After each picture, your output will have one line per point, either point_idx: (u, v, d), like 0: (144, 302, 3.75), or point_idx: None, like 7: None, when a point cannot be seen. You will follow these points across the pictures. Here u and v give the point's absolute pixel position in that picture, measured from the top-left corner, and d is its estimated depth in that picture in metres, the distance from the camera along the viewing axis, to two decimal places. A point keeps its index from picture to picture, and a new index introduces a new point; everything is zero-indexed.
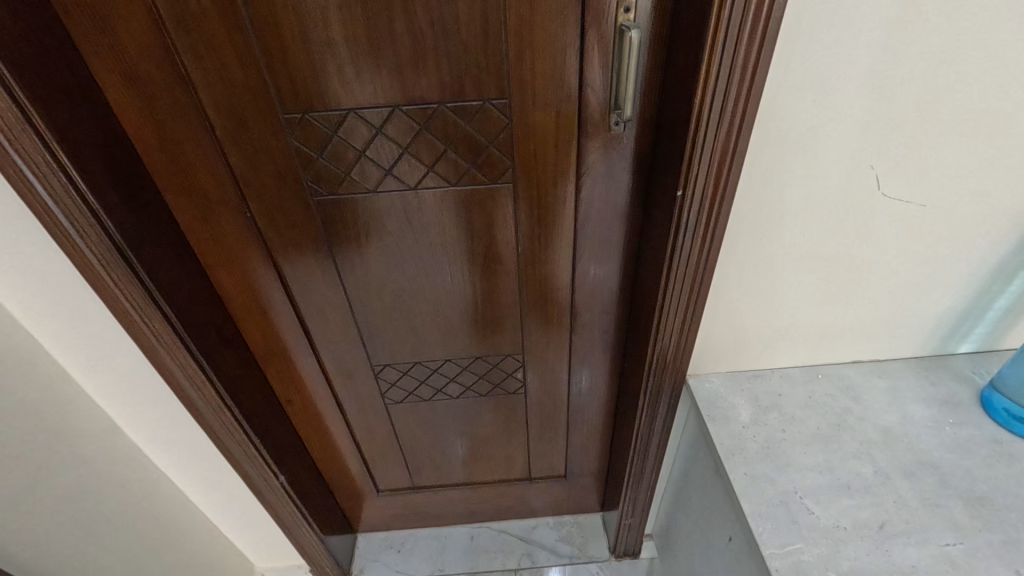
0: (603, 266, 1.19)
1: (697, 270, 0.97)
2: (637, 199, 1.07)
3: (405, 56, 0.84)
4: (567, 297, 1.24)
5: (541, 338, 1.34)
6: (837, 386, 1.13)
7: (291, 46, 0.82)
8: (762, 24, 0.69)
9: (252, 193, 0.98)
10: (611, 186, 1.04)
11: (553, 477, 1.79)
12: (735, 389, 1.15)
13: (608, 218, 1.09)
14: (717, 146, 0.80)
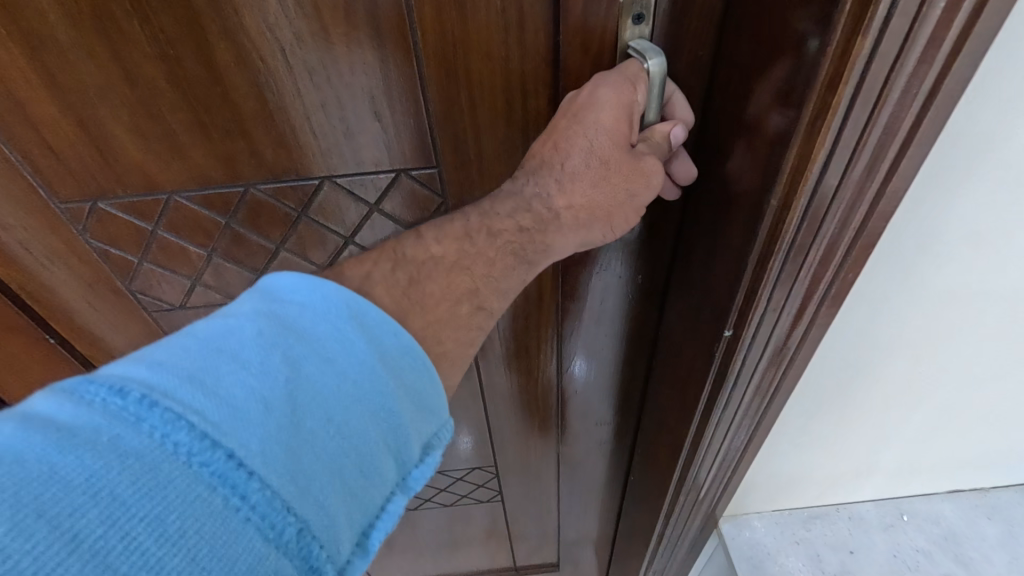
0: (595, 364, 0.87)
1: (749, 419, 0.63)
2: (643, 288, 0.74)
3: (248, 112, 0.48)
4: (555, 401, 0.93)
5: (520, 441, 1.02)
6: (929, 535, 0.83)
7: (32, 97, 0.46)
8: (934, 82, 0.31)
9: (48, 311, 0.62)
10: (608, 279, 0.72)
11: (546, 567, 1.51)
12: (786, 539, 0.84)
13: (602, 313, 0.77)
14: (804, 281, 0.45)
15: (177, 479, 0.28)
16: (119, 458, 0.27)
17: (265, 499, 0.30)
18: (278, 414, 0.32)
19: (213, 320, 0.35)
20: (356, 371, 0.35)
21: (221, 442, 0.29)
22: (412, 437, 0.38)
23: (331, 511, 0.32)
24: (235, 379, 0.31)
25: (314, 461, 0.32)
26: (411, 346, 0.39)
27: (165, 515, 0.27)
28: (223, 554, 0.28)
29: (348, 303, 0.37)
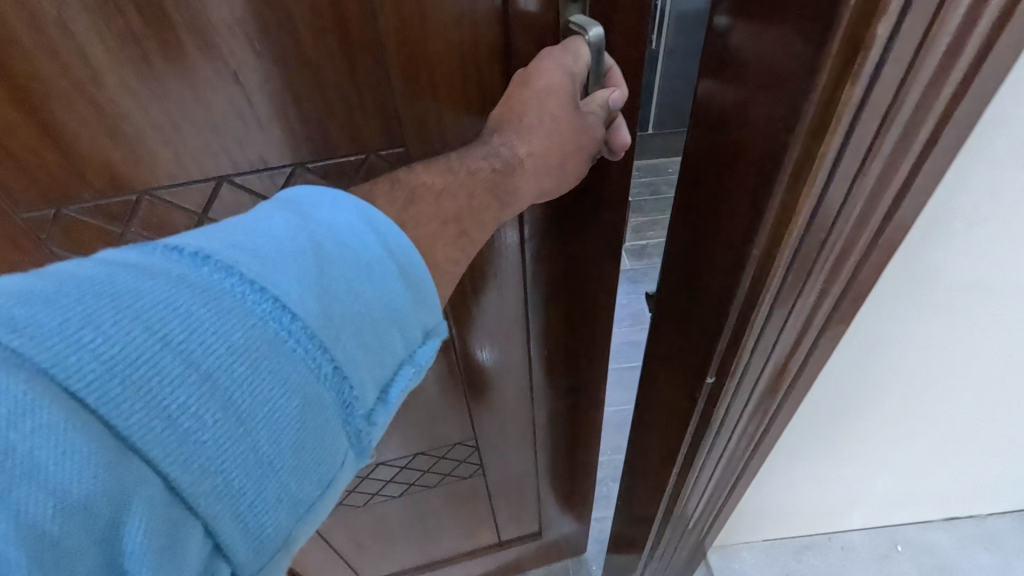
0: (504, 388, 0.75)
1: (745, 444, 0.60)
2: (538, 289, 0.66)
3: (170, 77, 0.41)
4: (467, 447, 0.81)
5: (443, 495, 0.89)
6: (924, 565, 0.85)
7: None
8: (957, 88, 0.28)
9: None
10: (501, 289, 0.63)
11: None
12: (774, 570, 0.87)
13: (501, 330, 0.67)
14: (794, 322, 0.43)
15: (234, 312, 0.28)
16: (180, 285, 0.28)
17: (307, 337, 0.30)
18: (312, 272, 0.31)
19: (244, 214, 0.34)
20: (379, 250, 0.35)
21: (264, 285, 0.29)
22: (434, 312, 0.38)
23: (360, 370, 0.32)
24: (267, 241, 0.31)
25: (349, 318, 0.32)
26: (414, 258, 0.36)
27: (228, 332, 0.28)
28: (273, 372, 0.29)
29: (359, 208, 0.35)
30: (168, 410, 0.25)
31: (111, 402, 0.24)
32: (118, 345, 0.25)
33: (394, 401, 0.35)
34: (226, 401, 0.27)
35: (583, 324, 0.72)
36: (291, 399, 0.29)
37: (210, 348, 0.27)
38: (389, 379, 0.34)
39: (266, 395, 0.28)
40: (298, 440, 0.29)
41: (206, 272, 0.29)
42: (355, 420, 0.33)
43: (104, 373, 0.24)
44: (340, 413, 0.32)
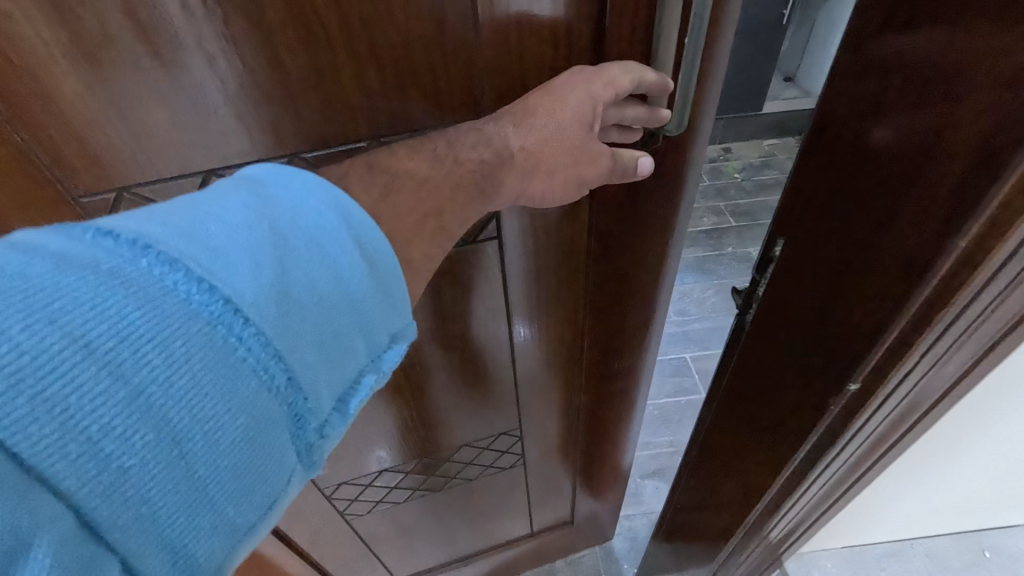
0: (526, 391, 0.63)
1: (864, 455, 0.48)
2: (547, 283, 0.53)
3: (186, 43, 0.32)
4: (480, 452, 0.69)
5: (452, 499, 0.74)
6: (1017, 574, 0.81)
7: None
8: None
9: None
10: (499, 290, 0.51)
11: None
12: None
13: (516, 329, 0.56)
14: (980, 327, 0.34)
15: (174, 316, 0.21)
16: (110, 280, 0.21)
17: (261, 349, 0.23)
18: (271, 268, 0.25)
19: (191, 193, 0.27)
20: (344, 241, 0.28)
21: (211, 283, 0.23)
22: (399, 313, 0.30)
23: (320, 386, 0.26)
24: (222, 229, 0.24)
25: (309, 324, 0.26)
26: (382, 250, 0.29)
27: (169, 341, 0.21)
28: (221, 392, 0.22)
29: (328, 194, 0.29)
30: (88, 434, 0.19)
31: (22, 430, 0.17)
32: (38, 354, 0.18)
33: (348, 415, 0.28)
34: (157, 424, 0.20)
35: (612, 306, 0.58)
36: (233, 419, 0.22)
37: (139, 358, 0.20)
38: (343, 389, 0.28)
39: (207, 415, 0.22)
40: (237, 466, 0.23)
41: (139, 264, 0.22)
42: (305, 438, 0.26)
43: (16, 391, 0.17)
44: (286, 429, 0.25)
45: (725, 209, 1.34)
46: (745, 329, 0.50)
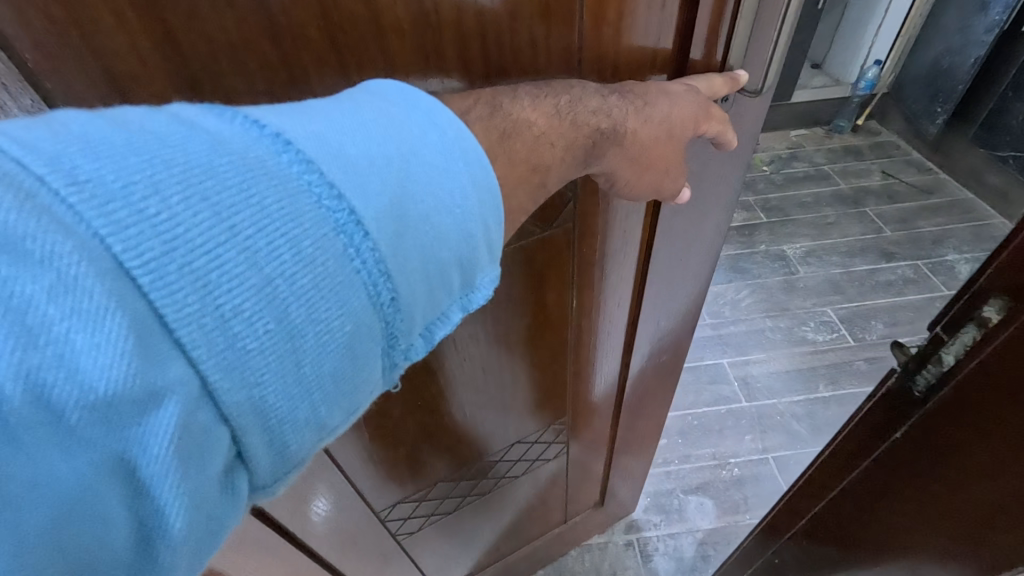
0: (576, 399, 0.54)
1: None
2: (608, 275, 0.43)
3: (329, 49, 0.25)
4: (517, 464, 0.57)
5: (487, 512, 0.60)
6: None
7: None
8: None
9: None
10: (548, 291, 0.41)
11: None
12: None
13: (568, 329, 0.46)
14: None
15: (303, 216, 0.17)
16: (252, 169, 0.17)
17: (375, 267, 0.19)
18: (392, 191, 0.20)
19: (322, 100, 0.21)
20: (461, 167, 0.21)
21: (338, 189, 0.18)
22: (491, 255, 0.23)
23: (417, 320, 0.21)
24: (357, 130, 0.20)
25: (417, 254, 0.20)
26: (488, 204, 0.22)
27: (296, 239, 0.17)
28: (335, 301, 0.18)
29: (448, 132, 0.22)
30: (218, 307, 0.15)
31: (168, 290, 0.15)
32: (185, 222, 0.15)
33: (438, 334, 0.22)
34: (277, 313, 0.17)
35: (675, 279, 0.47)
36: (342, 324, 0.18)
37: (267, 241, 0.17)
38: (437, 310, 0.22)
39: (321, 315, 0.18)
40: (338, 371, 0.19)
41: (274, 152, 0.18)
42: (394, 357, 0.21)
43: (164, 255, 0.15)
44: (380, 346, 0.20)
45: (754, 203, 1.30)
46: (922, 400, 0.29)
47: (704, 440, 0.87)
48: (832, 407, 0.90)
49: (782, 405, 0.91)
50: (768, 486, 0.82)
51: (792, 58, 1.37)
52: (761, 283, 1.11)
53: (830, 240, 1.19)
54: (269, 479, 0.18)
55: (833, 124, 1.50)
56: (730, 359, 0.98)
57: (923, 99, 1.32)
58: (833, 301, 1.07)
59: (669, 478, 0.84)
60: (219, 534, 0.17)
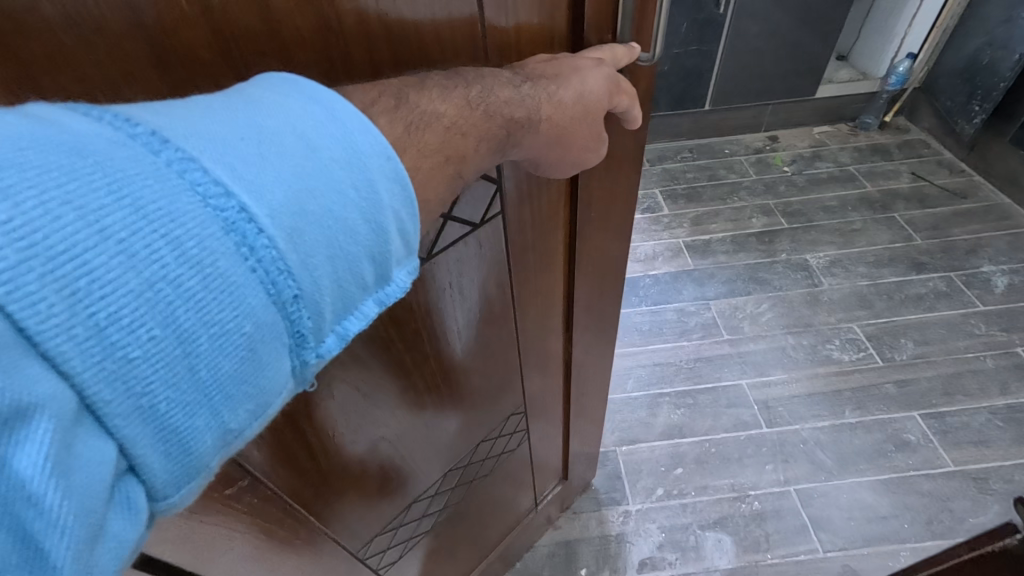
0: (528, 381, 0.54)
1: None
2: (538, 255, 0.43)
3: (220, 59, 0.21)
4: (485, 463, 0.56)
5: (462, 520, 0.59)
6: None
7: None
8: None
9: None
10: (488, 285, 0.40)
11: None
12: None
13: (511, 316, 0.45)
14: None
15: (185, 214, 0.15)
16: (119, 170, 0.15)
17: (275, 267, 0.16)
18: (290, 185, 0.17)
19: (215, 96, 0.18)
20: (370, 152, 0.19)
21: (227, 183, 0.16)
22: (407, 247, 0.21)
23: (331, 323, 0.19)
24: (243, 126, 0.17)
25: (327, 252, 0.18)
26: (400, 202, 0.20)
27: (177, 241, 0.15)
28: (228, 307, 0.16)
29: (357, 126, 0.19)
30: (90, 314, 0.13)
31: (27, 300, 0.12)
32: (40, 225, 0.13)
33: (354, 328, 0.19)
34: (161, 316, 0.14)
35: (600, 246, 0.48)
36: (242, 325, 0.16)
37: (145, 241, 0.14)
38: (355, 306, 0.19)
39: (216, 317, 0.15)
40: (242, 373, 0.16)
41: (144, 153, 0.15)
42: (307, 357, 0.19)
43: (18, 262, 0.12)
44: (289, 347, 0.18)
45: (775, 207, 1.24)
46: None
47: (722, 470, 0.83)
48: (859, 435, 0.85)
49: (805, 432, 0.86)
50: (792, 522, 0.77)
51: (817, 51, 1.30)
52: (783, 296, 1.05)
53: (857, 249, 1.12)
54: (168, 493, 0.16)
55: (859, 120, 1.42)
56: (750, 380, 0.93)
57: (959, 95, 1.23)
58: (860, 316, 1.01)
59: (685, 511, 0.79)
60: (113, 554, 0.15)
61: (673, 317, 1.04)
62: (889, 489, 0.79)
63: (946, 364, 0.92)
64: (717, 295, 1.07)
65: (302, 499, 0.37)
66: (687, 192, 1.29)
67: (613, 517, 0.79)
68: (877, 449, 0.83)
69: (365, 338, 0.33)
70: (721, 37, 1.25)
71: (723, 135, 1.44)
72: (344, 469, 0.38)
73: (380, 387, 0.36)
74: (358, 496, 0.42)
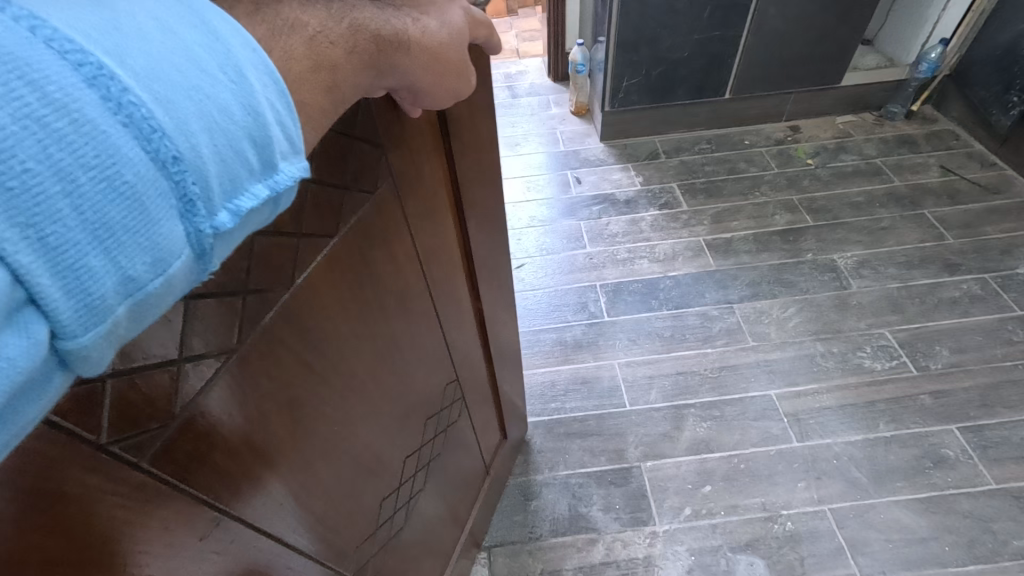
0: (454, 344, 0.53)
1: None
2: (430, 209, 0.42)
3: None
4: (438, 440, 0.55)
5: (430, 506, 0.58)
6: None
7: None
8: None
9: None
10: (399, 255, 0.39)
11: None
12: None
13: (427, 276, 0.44)
14: None
15: (42, 62, 0.13)
16: None
17: (155, 124, 0.14)
18: (154, 57, 0.15)
19: None
20: (232, 41, 0.17)
21: (82, 41, 0.14)
22: (291, 141, 0.19)
23: (226, 197, 0.16)
24: (87, 10, 0.15)
25: (210, 118, 0.15)
26: (273, 86, 0.18)
27: (43, 85, 0.12)
28: (111, 152, 0.13)
29: (206, 14, 0.17)
30: None
31: None
32: None
33: (247, 205, 0.17)
34: (33, 148, 0.12)
35: (475, 207, 0.49)
36: (122, 172, 0.13)
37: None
38: (243, 184, 0.17)
39: (90, 159, 0.13)
40: (134, 226, 0.14)
41: None
42: (201, 227, 0.16)
43: None
44: (179, 214, 0.15)
45: (798, 203, 1.18)
46: None
47: (752, 488, 0.79)
48: (894, 450, 0.81)
49: (838, 447, 0.82)
50: (827, 545, 0.74)
51: (846, 41, 1.24)
52: (810, 299, 1.01)
53: (886, 248, 1.08)
54: (73, 334, 0.13)
55: (884, 109, 1.37)
56: (778, 390, 0.89)
57: (995, 84, 1.18)
58: (892, 321, 0.96)
59: (715, 533, 0.76)
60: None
61: (695, 322, 1.00)
62: (926, 508, 0.76)
63: (983, 374, 0.88)
64: (740, 298, 1.02)
65: (274, 518, 0.34)
66: (706, 187, 1.24)
67: (639, 538, 0.76)
68: (913, 466, 0.79)
69: (290, 319, 0.30)
70: (745, 24, 1.18)
71: (743, 125, 1.38)
72: (310, 481, 0.36)
73: (321, 378, 0.34)
74: (331, 503, 0.39)
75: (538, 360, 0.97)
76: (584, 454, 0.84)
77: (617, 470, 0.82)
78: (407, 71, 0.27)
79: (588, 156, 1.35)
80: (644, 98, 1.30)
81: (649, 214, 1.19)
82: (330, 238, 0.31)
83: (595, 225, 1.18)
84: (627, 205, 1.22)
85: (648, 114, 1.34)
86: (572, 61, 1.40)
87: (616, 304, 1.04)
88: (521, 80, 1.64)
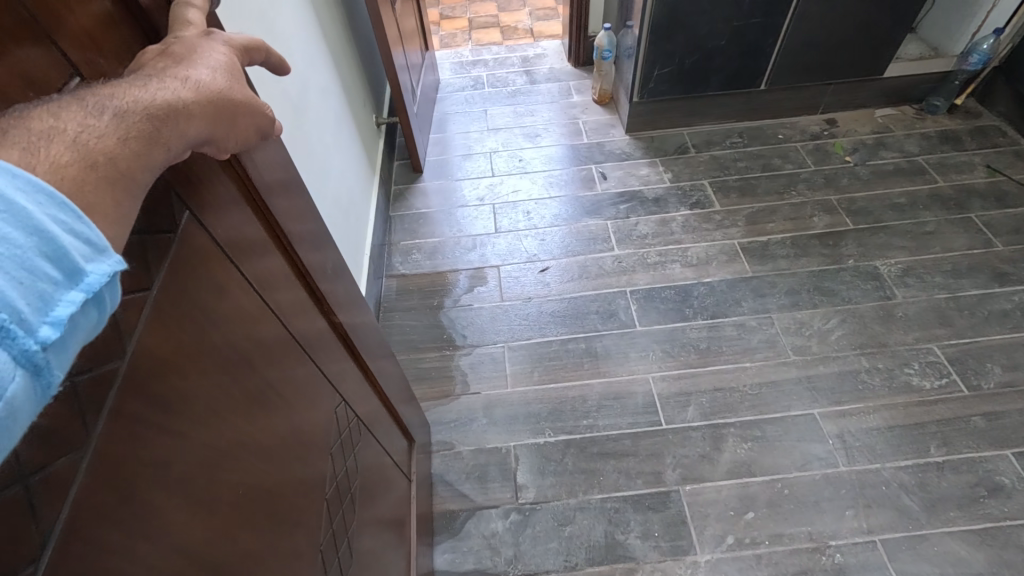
0: (333, 375, 0.45)
1: None
2: (258, 238, 0.34)
3: None
4: (354, 476, 0.49)
5: (373, 548, 0.52)
6: None
7: None
8: None
9: None
10: (236, 290, 0.31)
11: None
12: None
13: (279, 311, 0.36)
14: None
15: None
16: None
17: None
18: None
19: None
20: None
21: None
22: (95, 239, 0.17)
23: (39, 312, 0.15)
24: None
25: None
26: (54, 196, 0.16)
27: None
28: None
29: None
30: None
31: None
32: None
33: (66, 312, 0.16)
34: None
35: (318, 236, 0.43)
36: None
37: None
38: (56, 296, 0.16)
39: None
40: None
41: None
42: (27, 346, 0.15)
43: None
44: None
45: (837, 204, 1.12)
46: None
47: (798, 515, 0.75)
48: (947, 476, 0.77)
49: (886, 472, 0.78)
50: None
51: (884, 33, 1.17)
52: (853, 310, 0.96)
53: (932, 255, 1.02)
54: None
55: (925, 102, 1.29)
56: (821, 409, 0.85)
57: None
58: (940, 335, 0.91)
59: (760, 563, 0.72)
60: None
61: (733, 332, 0.95)
62: (984, 540, 0.72)
63: None
64: (779, 308, 0.97)
65: None
66: (740, 185, 1.18)
67: (680, 568, 0.72)
68: (967, 494, 0.76)
69: (137, 397, 0.23)
70: (787, 12, 1.10)
71: (775, 117, 1.31)
72: (236, 556, 0.29)
73: (203, 443, 0.27)
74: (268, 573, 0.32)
75: (566, 371, 0.92)
76: (620, 476, 0.80)
77: (654, 495, 0.78)
78: (197, 128, 0.23)
79: (611, 150, 1.28)
80: (675, 88, 1.22)
81: (680, 214, 1.13)
82: (150, 291, 0.25)
83: (622, 225, 1.12)
84: (656, 203, 1.16)
85: (678, 105, 1.27)
86: (597, 46, 1.31)
87: (648, 313, 0.98)
88: (540, 65, 1.56)
